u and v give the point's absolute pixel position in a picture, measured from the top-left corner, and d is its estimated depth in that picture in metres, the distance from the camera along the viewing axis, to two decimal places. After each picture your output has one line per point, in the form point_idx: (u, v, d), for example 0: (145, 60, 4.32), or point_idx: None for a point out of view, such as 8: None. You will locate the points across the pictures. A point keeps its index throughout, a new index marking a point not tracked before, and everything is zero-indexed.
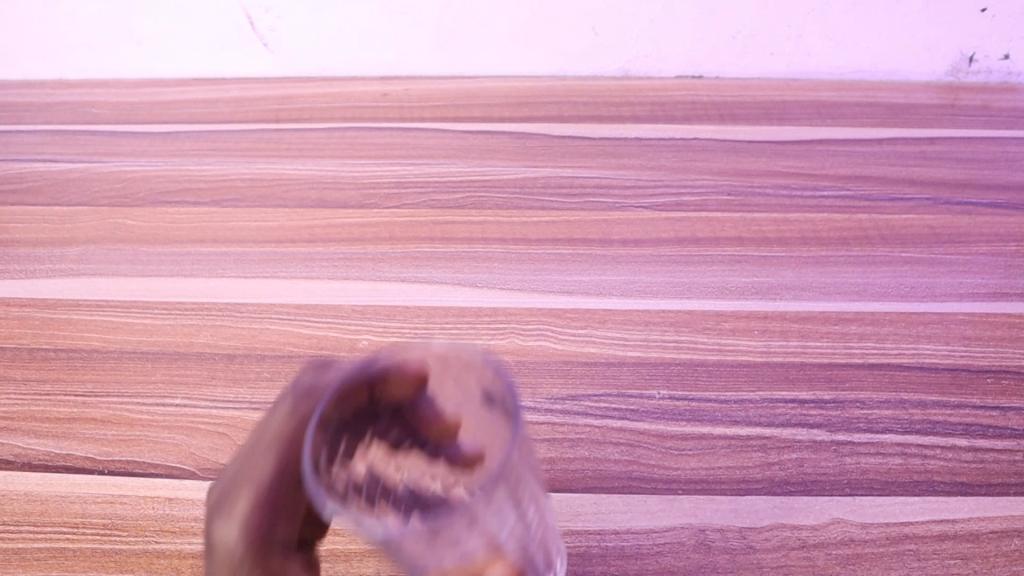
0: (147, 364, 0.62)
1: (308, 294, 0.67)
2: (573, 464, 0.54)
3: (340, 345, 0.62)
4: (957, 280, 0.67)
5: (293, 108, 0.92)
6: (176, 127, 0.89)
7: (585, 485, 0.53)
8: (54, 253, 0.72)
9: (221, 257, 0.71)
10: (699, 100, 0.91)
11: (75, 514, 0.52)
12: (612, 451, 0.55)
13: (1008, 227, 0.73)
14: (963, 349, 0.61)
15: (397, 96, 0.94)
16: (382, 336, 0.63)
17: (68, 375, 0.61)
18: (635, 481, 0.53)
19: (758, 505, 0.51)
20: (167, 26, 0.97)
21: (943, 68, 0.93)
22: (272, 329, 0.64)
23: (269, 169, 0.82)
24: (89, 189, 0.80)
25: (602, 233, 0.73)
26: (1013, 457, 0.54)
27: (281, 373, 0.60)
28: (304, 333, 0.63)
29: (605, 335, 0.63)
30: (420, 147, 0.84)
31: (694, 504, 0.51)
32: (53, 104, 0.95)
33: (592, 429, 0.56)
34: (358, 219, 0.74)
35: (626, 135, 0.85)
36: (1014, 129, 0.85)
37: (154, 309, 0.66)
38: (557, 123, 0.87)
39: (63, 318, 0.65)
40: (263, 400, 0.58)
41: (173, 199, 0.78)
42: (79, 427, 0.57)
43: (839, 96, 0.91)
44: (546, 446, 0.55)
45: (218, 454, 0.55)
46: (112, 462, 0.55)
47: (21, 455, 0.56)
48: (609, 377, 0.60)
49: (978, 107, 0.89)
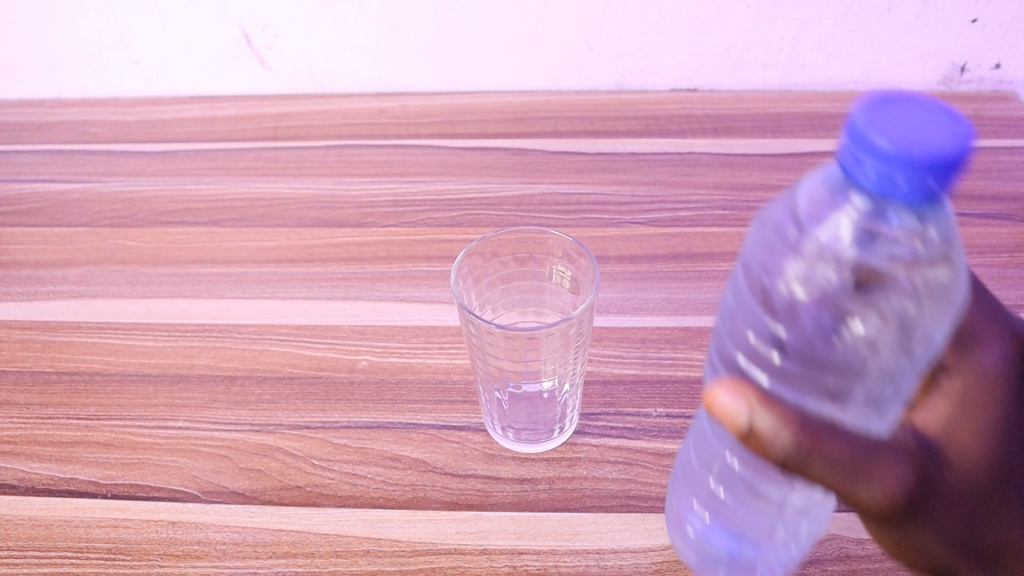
0: (149, 387, 0.62)
1: (309, 314, 0.67)
2: (573, 483, 0.55)
3: (341, 366, 0.63)
4: None
5: (291, 126, 0.92)
6: (175, 146, 0.90)
7: (584, 503, 0.54)
8: (55, 275, 0.72)
9: (221, 278, 0.71)
10: (694, 113, 0.91)
11: (79, 539, 0.52)
12: (611, 470, 0.56)
13: (1001, 238, 0.73)
14: None
15: (394, 112, 0.94)
16: (381, 356, 0.64)
17: (71, 399, 0.61)
18: (633, 500, 0.54)
19: None
20: (159, 44, 0.96)
21: (937, 78, 0.94)
22: (273, 350, 0.64)
23: (267, 188, 0.82)
24: (90, 210, 0.80)
25: (598, 249, 0.73)
26: None
27: (283, 396, 0.61)
28: (305, 353, 0.64)
29: (602, 353, 0.64)
30: (417, 164, 0.85)
31: None
32: (52, 123, 0.95)
33: (589, 448, 0.57)
34: (357, 238, 0.75)
35: (621, 150, 0.86)
36: (1006, 138, 0.86)
37: (155, 331, 0.66)
38: (553, 138, 0.88)
39: (66, 340, 0.66)
40: (265, 422, 0.59)
41: (173, 218, 0.79)
42: (82, 451, 0.58)
43: (833, 106, 0.92)
44: (546, 465, 0.56)
45: (221, 476, 0.56)
46: (116, 485, 0.55)
47: (25, 479, 0.56)
48: (607, 396, 0.61)
49: (971, 116, 0.89)
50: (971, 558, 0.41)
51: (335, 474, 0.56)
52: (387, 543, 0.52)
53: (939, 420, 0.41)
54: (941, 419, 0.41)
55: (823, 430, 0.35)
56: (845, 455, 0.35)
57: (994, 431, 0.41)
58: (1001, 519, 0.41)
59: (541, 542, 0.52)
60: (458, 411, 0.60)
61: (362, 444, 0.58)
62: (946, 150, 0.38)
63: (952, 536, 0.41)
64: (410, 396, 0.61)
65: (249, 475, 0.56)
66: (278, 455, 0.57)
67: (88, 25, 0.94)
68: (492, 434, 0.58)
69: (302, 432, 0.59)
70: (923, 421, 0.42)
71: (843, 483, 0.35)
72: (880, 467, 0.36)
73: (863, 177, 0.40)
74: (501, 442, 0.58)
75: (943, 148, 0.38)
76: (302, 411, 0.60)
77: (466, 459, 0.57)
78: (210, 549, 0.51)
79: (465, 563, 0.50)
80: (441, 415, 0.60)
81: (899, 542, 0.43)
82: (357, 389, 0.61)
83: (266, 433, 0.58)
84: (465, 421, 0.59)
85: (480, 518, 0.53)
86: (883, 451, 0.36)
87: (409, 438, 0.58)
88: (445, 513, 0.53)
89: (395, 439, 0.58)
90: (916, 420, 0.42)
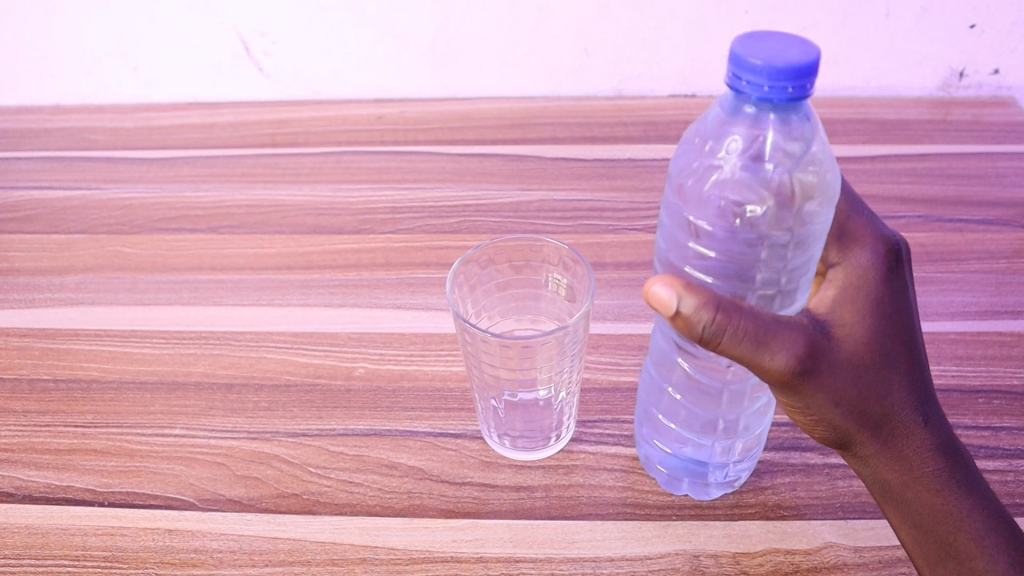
0: (147, 394, 0.62)
1: (306, 322, 0.67)
2: (569, 491, 0.55)
3: (338, 374, 0.63)
4: (949, 299, 0.68)
5: (289, 132, 0.92)
6: (174, 153, 0.90)
7: (580, 511, 0.54)
8: (54, 282, 0.72)
9: (219, 285, 0.71)
10: (692, 118, 0.91)
11: (75, 547, 0.52)
12: (607, 477, 0.56)
13: (1000, 244, 0.73)
14: (955, 369, 0.62)
15: (393, 119, 0.94)
16: (378, 363, 0.64)
17: (69, 407, 0.61)
18: (630, 508, 0.54)
19: (751, 530, 0.52)
20: (158, 51, 0.96)
21: (935, 84, 0.94)
22: (270, 357, 0.64)
23: (265, 195, 0.82)
24: (88, 217, 0.80)
25: (595, 255, 0.73)
26: (1005, 477, 0.55)
27: (280, 403, 0.61)
28: (302, 360, 0.64)
29: (599, 360, 0.64)
30: (415, 171, 0.85)
31: (688, 529, 0.52)
32: (51, 130, 0.95)
33: (586, 456, 0.57)
34: (354, 245, 0.75)
35: (619, 156, 0.86)
36: (1005, 144, 0.86)
37: (153, 338, 0.67)
38: (551, 144, 0.88)
39: (63, 348, 0.66)
40: (262, 429, 0.59)
41: (171, 225, 0.79)
42: (79, 458, 0.58)
43: (832, 112, 0.92)
44: (542, 473, 0.56)
45: (218, 484, 0.56)
46: (113, 493, 0.55)
47: (23, 487, 0.56)
48: (604, 404, 0.61)
49: (969, 121, 0.89)
50: (868, 431, 0.46)
51: (332, 482, 0.56)
52: (384, 552, 0.51)
53: (830, 304, 0.45)
54: (830, 301, 0.45)
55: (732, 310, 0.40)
56: (788, 339, 0.42)
57: (881, 314, 0.45)
58: (892, 400, 0.46)
59: (537, 550, 0.52)
60: (455, 418, 0.60)
61: (360, 452, 0.58)
62: (794, 64, 0.40)
63: (851, 408, 0.45)
64: (407, 404, 0.61)
65: (246, 483, 0.56)
66: (275, 463, 0.57)
67: (87, 32, 0.94)
68: (489, 442, 0.58)
69: (300, 439, 0.59)
70: (816, 303, 0.46)
71: (749, 352, 0.41)
72: (781, 340, 0.41)
73: (743, 90, 0.41)
74: (498, 449, 0.58)
75: (794, 60, 0.40)
76: (299, 419, 0.60)
77: (463, 467, 0.57)
78: (207, 557, 0.51)
79: (461, 571, 0.50)
80: (439, 423, 0.60)
81: (806, 417, 0.47)
82: (354, 397, 0.61)
83: (264, 441, 0.59)
84: (462, 429, 0.59)
85: (477, 526, 0.53)
86: (785, 327, 0.42)
87: (405, 446, 0.58)
88: (442, 521, 0.53)
89: (392, 446, 0.58)
90: (810, 305, 0.46)
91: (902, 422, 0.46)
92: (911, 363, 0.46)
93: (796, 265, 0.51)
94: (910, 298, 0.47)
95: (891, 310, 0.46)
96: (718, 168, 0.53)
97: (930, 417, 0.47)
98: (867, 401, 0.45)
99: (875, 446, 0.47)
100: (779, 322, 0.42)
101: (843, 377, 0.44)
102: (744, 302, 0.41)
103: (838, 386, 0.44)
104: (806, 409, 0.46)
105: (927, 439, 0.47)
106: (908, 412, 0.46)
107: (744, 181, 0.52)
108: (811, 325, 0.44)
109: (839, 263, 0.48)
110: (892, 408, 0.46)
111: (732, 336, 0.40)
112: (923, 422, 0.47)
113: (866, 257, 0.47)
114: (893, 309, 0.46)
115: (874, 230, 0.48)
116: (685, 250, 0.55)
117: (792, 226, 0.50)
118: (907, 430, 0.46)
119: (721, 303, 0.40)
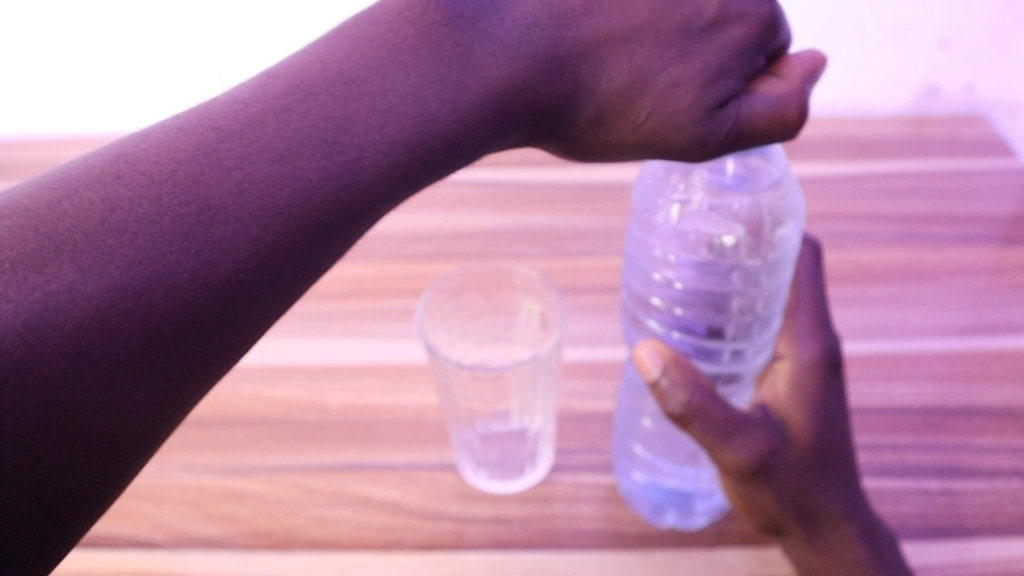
0: None
1: (280, 353, 0.66)
2: (548, 522, 0.54)
3: (311, 407, 0.62)
4: (926, 318, 0.68)
5: None
6: None
7: (559, 543, 0.53)
8: None
9: None
10: None
11: None
12: (586, 507, 0.55)
13: (976, 260, 0.74)
14: (935, 387, 0.62)
15: None
16: (352, 396, 0.63)
17: None
18: (610, 539, 0.53)
19: (732, 559, 0.52)
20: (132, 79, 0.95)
21: (908, 103, 0.95)
22: (242, 393, 0.64)
23: None
24: None
25: (572, 281, 0.72)
26: (987, 496, 0.54)
27: (253, 438, 0.60)
28: (275, 395, 0.63)
29: (577, 387, 0.63)
30: None
31: (668, 558, 0.52)
32: (21, 163, 0.94)
33: (564, 486, 0.57)
34: (328, 274, 0.74)
35: (596, 177, 0.85)
36: (980, 158, 0.86)
37: None
38: (526, 167, 0.87)
39: None
40: (235, 466, 0.58)
41: None
42: None
43: (808, 130, 0.92)
44: (520, 504, 0.55)
45: (189, 522, 0.55)
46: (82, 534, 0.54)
47: None
48: (581, 432, 0.60)
49: (944, 138, 0.89)
50: (803, 522, 0.46)
51: (306, 518, 0.54)
52: None
53: (782, 400, 0.49)
54: (784, 397, 0.49)
55: (708, 397, 0.45)
56: (737, 419, 0.46)
57: (823, 411, 0.48)
58: (829, 493, 0.47)
59: None
60: (431, 450, 0.59)
61: (334, 485, 0.57)
62: None
63: (788, 499, 0.46)
64: (381, 436, 0.60)
65: (217, 521, 0.55)
66: (248, 500, 0.56)
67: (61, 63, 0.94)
68: (464, 473, 0.58)
69: (272, 474, 0.58)
70: (772, 400, 0.49)
71: (712, 440, 0.46)
72: (744, 433, 0.45)
73: None
74: (472, 480, 0.57)
75: None
76: (271, 453, 0.59)
77: (439, 499, 0.56)
78: None
79: None
80: (414, 455, 0.59)
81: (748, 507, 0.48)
82: (328, 430, 0.60)
83: (236, 477, 0.58)
84: (437, 461, 0.58)
85: (455, 560, 0.52)
86: (750, 425, 0.46)
87: (380, 480, 0.57)
88: (418, 556, 0.52)
89: (366, 480, 0.57)
90: (767, 402, 0.50)
91: (837, 517, 0.46)
92: (844, 460, 0.48)
93: (768, 289, 0.55)
94: (848, 402, 0.50)
95: (830, 410, 0.48)
96: (683, 204, 0.54)
97: (868, 518, 0.47)
98: (799, 491, 0.46)
99: (806, 538, 0.47)
100: (746, 419, 0.46)
101: (783, 468, 0.46)
102: (718, 394, 0.46)
103: (773, 476, 0.46)
104: (743, 499, 0.47)
105: (862, 536, 0.47)
106: (843, 509, 0.47)
107: (711, 213, 0.54)
108: (759, 420, 0.47)
109: (784, 356, 0.51)
110: (829, 503, 0.46)
111: (704, 419, 0.45)
112: (858, 517, 0.47)
113: (810, 350, 0.49)
114: (833, 407, 0.48)
115: (817, 332, 0.50)
116: (653, 281, 0.59)
117: (764, 253, 0.53)
118: (841, 526, 0.46)
119: (697, 388, 0.45)
